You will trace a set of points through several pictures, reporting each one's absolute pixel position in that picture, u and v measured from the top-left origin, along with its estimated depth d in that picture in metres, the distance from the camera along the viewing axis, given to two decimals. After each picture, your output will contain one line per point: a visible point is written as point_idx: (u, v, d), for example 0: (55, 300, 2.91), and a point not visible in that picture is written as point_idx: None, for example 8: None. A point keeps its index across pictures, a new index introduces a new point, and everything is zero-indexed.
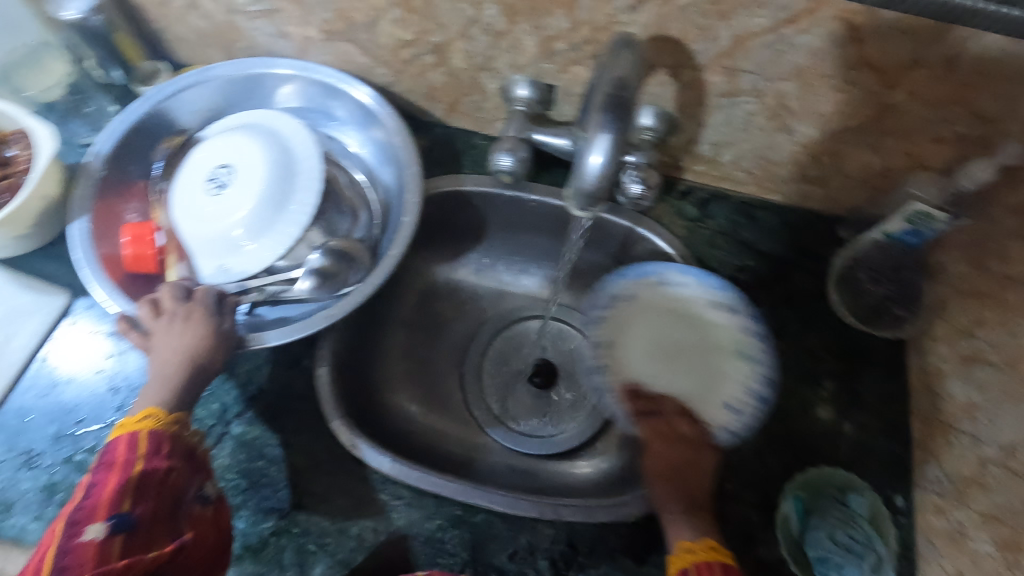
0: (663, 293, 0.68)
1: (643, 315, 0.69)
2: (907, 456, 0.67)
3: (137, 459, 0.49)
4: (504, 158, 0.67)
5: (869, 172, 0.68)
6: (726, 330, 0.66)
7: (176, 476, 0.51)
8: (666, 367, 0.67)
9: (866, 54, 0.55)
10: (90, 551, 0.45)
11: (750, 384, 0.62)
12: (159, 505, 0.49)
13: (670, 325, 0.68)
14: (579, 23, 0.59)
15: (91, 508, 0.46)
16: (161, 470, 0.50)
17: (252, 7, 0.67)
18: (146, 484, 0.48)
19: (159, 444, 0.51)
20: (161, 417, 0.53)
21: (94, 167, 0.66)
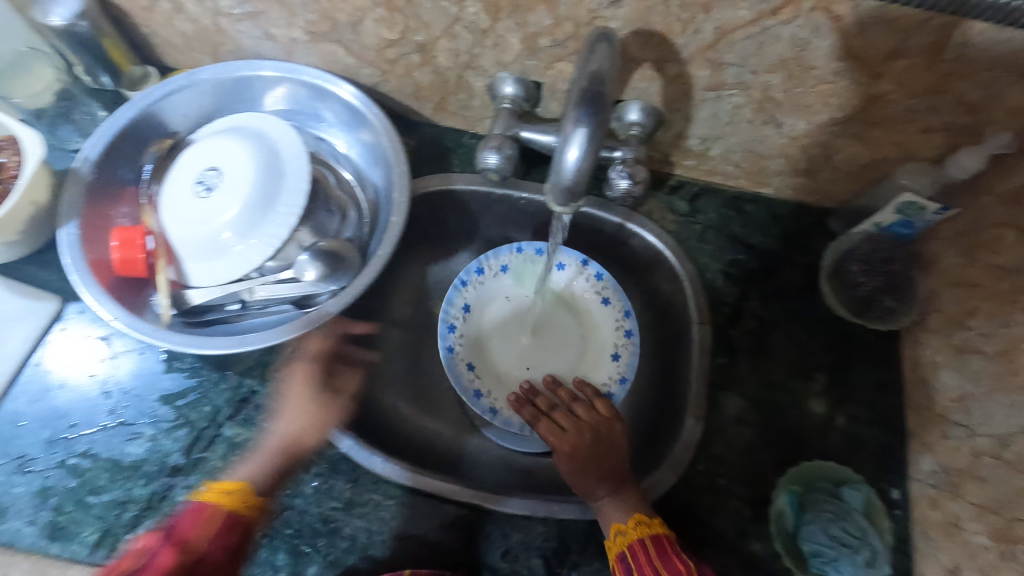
0: (509, 285, 0.80)
1: (504, 314, 0.80)
2: (901, 447, 0.67)
3: (199, 539, 0.52)
4: (492, 156, 0.66)
5: (858, 163, 0.68)
6: (571, 303, 0.80)
7: (226, 562, 0.52)
8: (537, 355, 0.78)
9: (850, 45, 0.54)
10: None
11: (620, 329, 0.76)
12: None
13: (530, 313, 0.80)
14: (562, 19, 0.58)
15: (146, 569, 0.50)
16: (215, 552, 0.52)
17: (236, 10, 0.67)
18: (195, 565, 0.51)
19: (222, 524, 0.53)
20: (242, 496, 0.55)
21: (83, 171, 0.66)
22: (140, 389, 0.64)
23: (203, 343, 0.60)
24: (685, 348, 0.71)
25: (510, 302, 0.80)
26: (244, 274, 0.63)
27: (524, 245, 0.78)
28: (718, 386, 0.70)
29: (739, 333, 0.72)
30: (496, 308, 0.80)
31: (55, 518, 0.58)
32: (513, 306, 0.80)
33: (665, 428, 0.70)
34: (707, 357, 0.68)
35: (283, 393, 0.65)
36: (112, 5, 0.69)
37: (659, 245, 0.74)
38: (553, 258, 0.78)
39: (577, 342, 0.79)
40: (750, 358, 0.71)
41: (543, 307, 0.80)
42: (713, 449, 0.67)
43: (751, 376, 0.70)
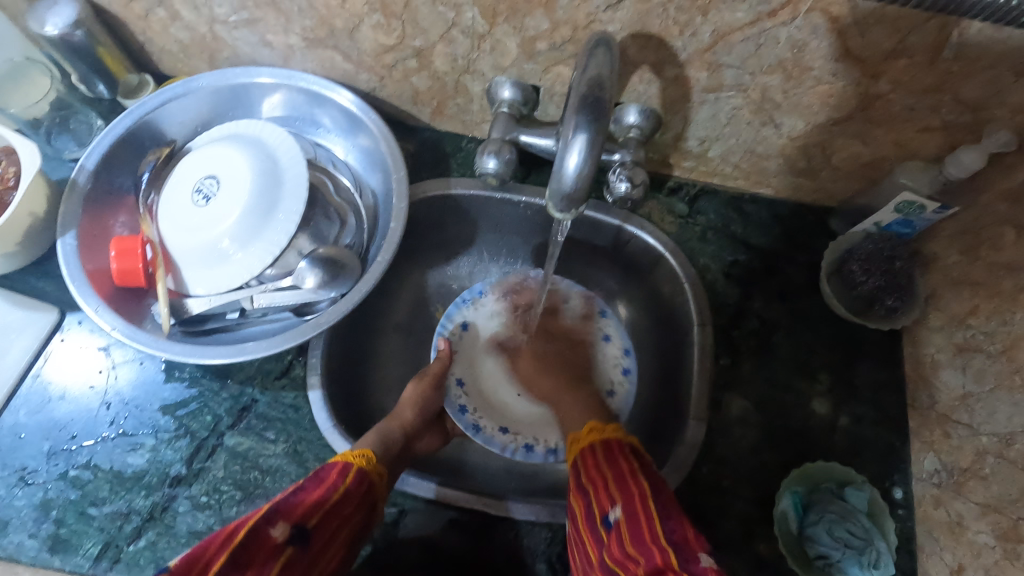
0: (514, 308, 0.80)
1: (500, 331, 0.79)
2: (904, 446, 0.67)
3: (339, 488, 0.53)
4: (491, 161, 0.66)
5: (857, 163, 0.68)
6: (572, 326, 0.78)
7: (356, 519, 0.54)
8: (529, 379, 0.76)
9: (849, 45, 0.54)
10: (268, 547, 0.47)
11: (618, 367, 0.75)
12: (331, 540, 0.51)
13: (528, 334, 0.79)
14: (559, 23, 0.58)
15: (295, 504, 0.50)
16: (350, 506, 0.53)
17: (233, 17, 0.66)
18: (334, 513, 0.52)
19: (357, 484, 0.54)
20: (372, 461, 0.57)
21: (81, 181, 0.66)
22: (140, 400, 0.63)
23: (204, 352, 0.60)
24: (687, 350, 0.71)
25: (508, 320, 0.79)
26: (244, 282, 0.63)
27: (527, 275, 0.80)
28: (720, 388, 0.70)
29: (741, 334, 0.72)
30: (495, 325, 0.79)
31: (57, 530, 0.58)
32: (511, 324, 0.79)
33: (669, 431, 0.69)
34: (709, 359, 0.68)
35: (285, 401, 0.65)
36: (108, 14, 0.69)
37: (659, 246, 0.74)
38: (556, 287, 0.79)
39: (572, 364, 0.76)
40: (752, 359, 0.71)
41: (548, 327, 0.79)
42: (716, 451, 0.67)
43: (754, 377, 0.70)
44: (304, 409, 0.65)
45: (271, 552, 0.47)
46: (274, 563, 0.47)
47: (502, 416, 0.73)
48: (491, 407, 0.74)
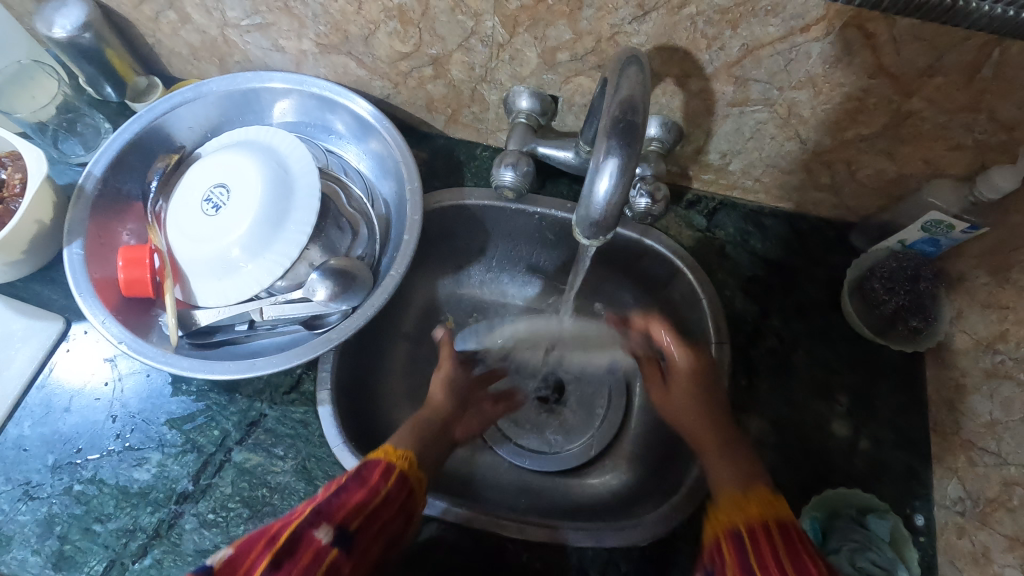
0: None
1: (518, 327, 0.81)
2: (925, 471, 0.65)
3: (383, 490, 0.48)
4: (508, 173, 0.64)
5: (884, 179, 0.66)
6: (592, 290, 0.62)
7: (396, 527, 0.48)
8: None
9: (883, 62, 0.52)
10: (310, 551, 0.41)
11: None
12: (374, 548, 0.45)
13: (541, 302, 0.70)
14: (582, 34, 0.56)
15: (338, 507, 0.45)
16: (392, 510, 0.48)
17: (245, 21, 0.65)
18: (379, 517, 0.46)
19: (399, 487, 0.49)
20: (413, 466, 0.52)
21: (88, 187, 0.64)
22: (146, 413, 0.62)
23: (213, 367, 0.59)
24: None
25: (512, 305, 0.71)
26: (253, 294, 0.61)
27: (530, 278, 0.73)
28: (738, 408, 0.68)
29: (759, 352, 0.70)
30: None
31: (61, 547, 0.57)
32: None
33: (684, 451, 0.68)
34: (727, 378, 0.66)
35: (294, 416, 0.63)
36: (117, 15, 0.67)
37: (677, 261, 0.72)
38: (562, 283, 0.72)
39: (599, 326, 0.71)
40: (771, 378, 0.69)
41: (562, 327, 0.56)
42: None
43: (772, 397, 0.69)
44: (313, 425, 0.63)
45: (313, 557, 0.41)
46: (316, 570, 0.41)
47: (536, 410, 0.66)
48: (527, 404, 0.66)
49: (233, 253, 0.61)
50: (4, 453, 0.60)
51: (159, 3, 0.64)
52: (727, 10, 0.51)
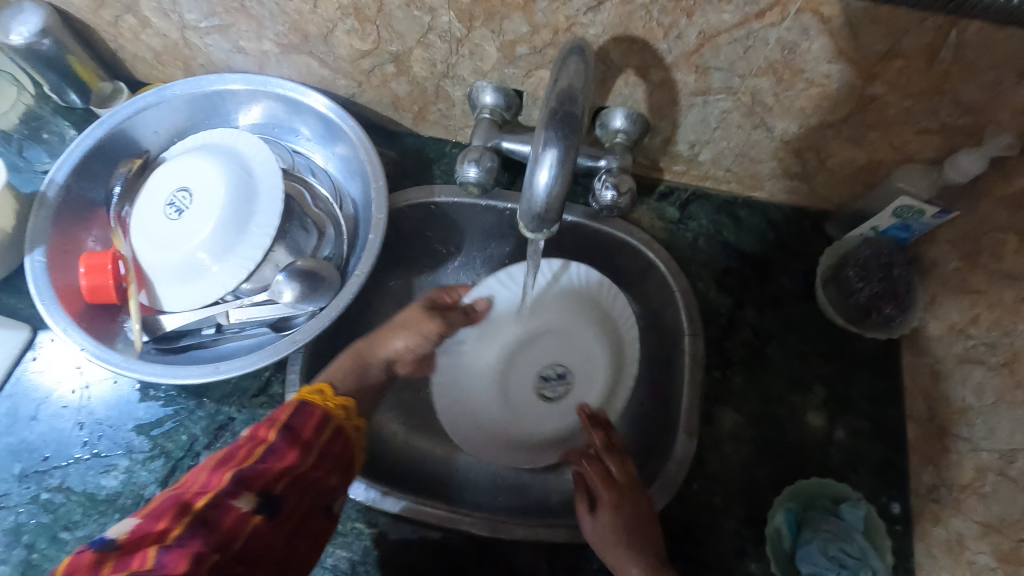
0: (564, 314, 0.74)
1: (529, 324, 0.73)
2: (901, 460, 0.64)
3: (314, 446, 0.49)
4: (472, 169, 0.63)
5: (853, 166, 0.65)
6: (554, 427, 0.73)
7: (326, 480, 0.50)
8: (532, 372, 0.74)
9: (841, 48, 0.51)
10: (234, 517, 0.42)
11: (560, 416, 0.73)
12: (299, 505, 0.47)
13: (528, 355, 0.74)
14: (539, 26, 0.56)
15: (262, 469, 0.46)
16: (323, 465, 0.50)
17: (204, 23, 0.64)
18: (303, 476, 0.48)
19: (333, 440, 0.51)
20: (347, 415, 0.55)
21: (50, 194, 0.64)
22: (114, 420, 0.62)
23: (177, 372, 0.59)
24: (677, 362, 0.69)
25: (495, 345, 0.74)
26: (218, 297, 0.61)
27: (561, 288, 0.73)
28: (712, 401, 0.67)
29: (734, 344, 0.70)
30: (478, 339, 0.73)
31: (28, 555, 0.56)
32: (488, 363, 0.74)
33: (660, 446, 0.67)
34: (699, 371, 0.66)
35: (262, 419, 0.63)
36: (76, 21, 0.67)
37: (650, 254, 0.71)
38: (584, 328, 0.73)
39: (586, 385, 0.73)
40: (745, 370, 0.69)
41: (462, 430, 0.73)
42: (707, 466, 0.64)
43: (747, 390, 0.68)
44: None
45: (235, 523, 0.42)
46: (240, 534, 0.42)
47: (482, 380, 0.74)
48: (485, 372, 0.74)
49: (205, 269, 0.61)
50: None
51: (117, 7, 0.64)
52: None
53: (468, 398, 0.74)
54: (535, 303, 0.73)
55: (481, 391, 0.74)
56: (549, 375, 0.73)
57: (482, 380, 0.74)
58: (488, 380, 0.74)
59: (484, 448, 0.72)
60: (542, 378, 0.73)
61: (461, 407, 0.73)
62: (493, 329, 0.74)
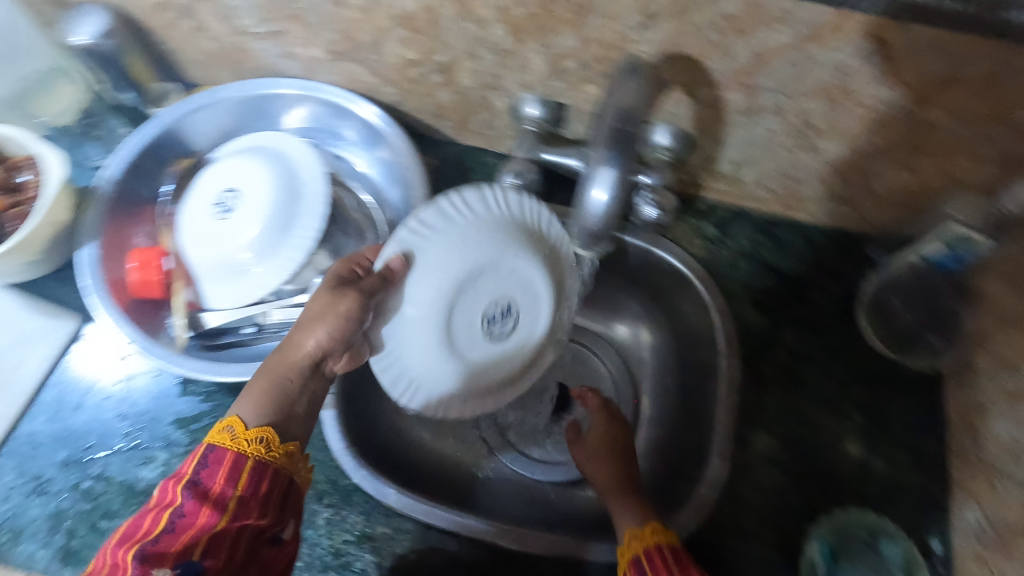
0: (495, 236, 0.56)
1: (466, 261, 0.54)
2: (942, 494, 0.62)
3: (228, 500, 0.47)
4: (510, 179, 0.65)
5: (901, 191, 0.64)
6: (520, 359, 0.61)
7: (256, 524, 0.48)
8: (476, 316, 0.56)
9: (898, 71, 0.50)
10: None
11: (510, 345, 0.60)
12: (230, 559, 0.46)
13: (468, 293, 0.55)
14: (588, 41, 0.56)
15: (169, 542, 0.45)
16: (245, 514, 0.47)
17: (259, 29, 0.65)
18: (225, 533, 0.46)
19: (257, 482, 0.49)
20: (269, 444, 0.50)
21: (104, 190, 0.66)
22: (154, 413, 0.63)
23: (218, 369, 0.60)
24: (710, 382, 0.68)
25: (429, 298, 0.54)
26: (260, 298, 0.62)
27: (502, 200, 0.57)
28: (745, 423, 0.66)
29: (769, 365, 0.69)
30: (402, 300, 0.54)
31: (68, 542, 0.58)
32: (427, 325, 0.55)
33: (691, 467, 0.66)
34: (734, 392, 0.65)
35: None
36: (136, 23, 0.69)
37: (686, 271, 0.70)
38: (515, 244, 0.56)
39: (534, 310, 0.60)
40: (780, 393, 0.67)
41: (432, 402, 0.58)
42: (739, 489, 0.63)
43: (782, 414, 0.67)
44: (317, 428, 0.64)
45: None
46: None
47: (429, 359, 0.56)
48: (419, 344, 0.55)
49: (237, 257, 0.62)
50: (18, 449, 0.62)
51: (176, 11, 0.66)
52: (735, 19, 0.50)
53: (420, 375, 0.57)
54: (470, 237, 0.55)
55: (433, 364, 0.56)
56: (497, 313, 0.57)
57: (428, 348, 0.55)
58: (435, 348, 0.55)
59: (455, 410, 0.59)
60: (488, 318, 0.57)
61: (422, 390, 0.57)
62: (427, 284, 0.54)
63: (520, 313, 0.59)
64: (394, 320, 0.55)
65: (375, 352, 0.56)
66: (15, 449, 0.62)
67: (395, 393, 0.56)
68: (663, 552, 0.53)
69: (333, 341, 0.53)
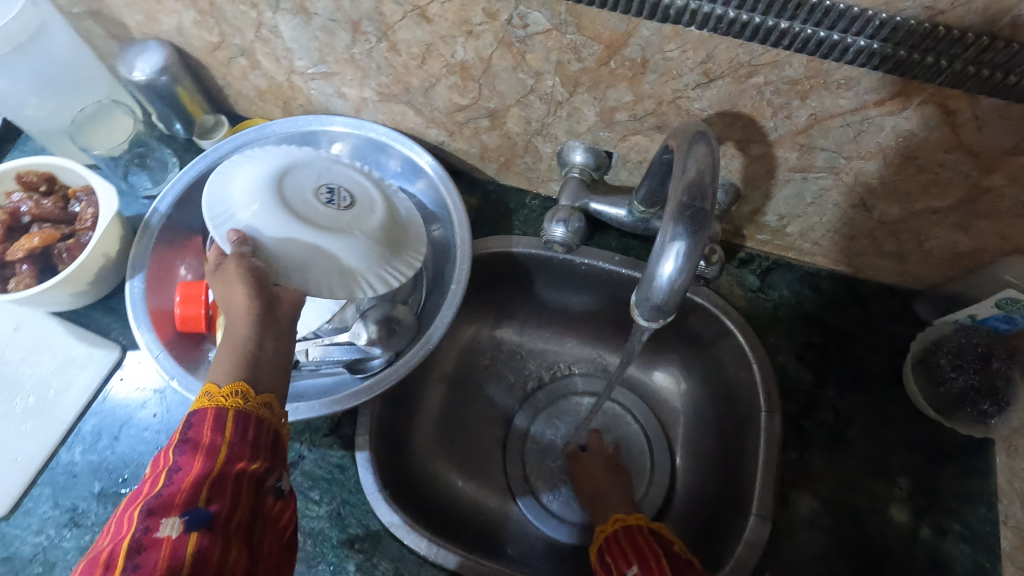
0: (237, 182, 0.58)
1: (258, 188, 0.56)
2: (995, 569, 0.60)
3: (222, 444, 0.44)
4: (559, 229, 0.65)
5: (954, 252, 0.63)
6: (395, 210, 0.64)
7: (254, 470, 0.45)
8: (310, 201, 0.58)
9: (962, 139, 0.50)
10: (163, 550, 0.38)
11: (366, 200, 0.61)
12: (238, 503, 0.42)
13: (288, 189, 0.57)
14: (643, 97, 0.56)
15: (173, 494, 0.40)
16: (240, 458, 0.44)
17: (311, 70, 0.67)
18: (225, 478, 0.43)
19: (243, 429, 0.46)
20: (248, 396, 0.47)
21: (155, 224, 0.67)
22: None
23: None
24: (751, 438, 0.66)
25: (269, 229, 0.55)
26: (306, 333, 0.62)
27: (221, 178, 0.59)
28: (788, 483, 0.64)
29: (812, 423, 0.67)
30: (270, 261, 0.55)
31: None
32: (301, 240, 0.56)
33: (728, 526, 0.64)
34: (776, 450, 0.63)
35: (331, 459, 0.64)
36: (192, 59, 0.70)
37: (727, 321, 0.69)
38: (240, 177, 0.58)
39: (342, 172, 0.62)
40: (824, 453, 0.66)
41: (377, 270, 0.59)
42: (781, 553, 0.61)
43: (826, 475, 0.65)
44: (350, 470, 0.63)
45: (168, 552, 0.37)
46: (178, 558, 0.37)
47: (329, 261, 0.57)
48: (308, 261, 0.56)
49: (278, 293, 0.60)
50: (55, 478, 0.61)
51: (232, 50, 0.67)
52: (797, 82, 0.50)
53: (348, 268, 0.58)
54: (239, 190, 0.57)
55: (346, 249, 0.57)
56: (325, 189, 0.59)
57: (326, 244, 0.56)
58: (330, 242, 0.57)
59: (404, 266, 0.62)
60: (325, 198, 0.58)
61: (369, 270, 0.59)
62: (267, 225, 0.55)
63: (343, 178, 0.61)
64: (280, 270, 0.55)
65: (315, 289, 0.57)
66: (52, 479, 0.62)
67: (353, 292, 0.58)
68: (621, 539, 0.54)
69: (259, 282, 0.53)
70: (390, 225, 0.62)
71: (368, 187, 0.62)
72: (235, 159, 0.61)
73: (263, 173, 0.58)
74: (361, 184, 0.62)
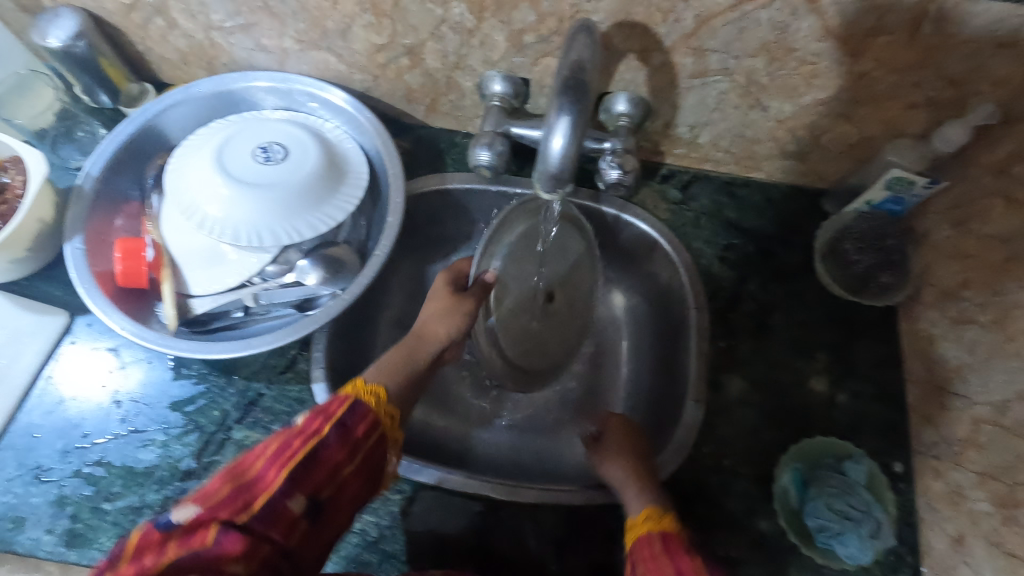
0: (189, 177, 0.66)
1: (209, 176, 0.64)
2: (905, 422, 0.67)
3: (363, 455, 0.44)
4: (484, 153, 0.66)
5: (847, 143, 0.69)
6: (329, 148, 0.70)
7: (366, 487, 0.45)
8: (252, 167, 0.65)
9: (829, 25, 0.56)
10: (283, 521, 0.39)
11: (301, 146, 0.68)
12: (341, 512, 0.44)
13: (231, 166, 0.65)
14: (545, 15, 0.60)
15: (314, 470, 0.41)
16: (361, 477, 0.44)
17: (229, 23, 0.68)
18: (348, 484, 0.43)
19: (379, 449, 0.46)
20: (394, 424, 0.48)
21: (86, 187, 0.68)
22: (150, 397, 0.65)
23: (210, 348, 0.62)
24: (682, 333, 0.72)
25: (226, 207, 0.63)
26: (234, 284, 0.66)
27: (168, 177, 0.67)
28: (717, 369, 0.70)
29: (737, 316, 0.73)
30: (242, 232, 0.64)
31: (73, 525, 0.59)
32: (260, 204, 0.64)
33: (669, 415, 0.70)
34: (705, 339, 0.69)
35: (290, 394, 0.66)
36: (107, 24, 0.71)
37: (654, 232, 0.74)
38: (189, 169, 0.66)
39: (269, 131, 0.68)
40: (749, 341, 0.72)
41: (334, 202, 0.68)
42: (716, 430, 0.67)
43: (752, 358, 0.71)
44: (309, 402, 0.66)
45: (281, 531, 0.39)
46: (281, 540, 0.39)
47: (291, 214, 0.65)
48: (274, 219, 0.64)
49: (226, 234, 0.63)
50: (16, 441, 0.63)
51: (147, 10, 0.68)
52: None
53: (313, 209, 0.66)
54: (193, 186, 0.65)
55: (302, 196, 0.66)
56: (259, 153, 0.66)
57: (284, 200, 0.65)
58: (285, 197, 0.65)
59: (352, 195, 0.69)
60: (264, 157, 0.65)
61: (330, 207, 0.67)
62: (226, 204, 0.63)
63: (277, 133, 0.68)
64: (256, 233, 0.64)
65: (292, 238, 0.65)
66: (13, 443, 0.63)
67: (319, 229, 0.66)
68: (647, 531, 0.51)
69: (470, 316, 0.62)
70: (332, 162, 0.69)
71: (302, 135, 0.69)
72: (180, 155, 0.68)
73: (206, 155, 0.66)
74: (295, 136, 0.68)
